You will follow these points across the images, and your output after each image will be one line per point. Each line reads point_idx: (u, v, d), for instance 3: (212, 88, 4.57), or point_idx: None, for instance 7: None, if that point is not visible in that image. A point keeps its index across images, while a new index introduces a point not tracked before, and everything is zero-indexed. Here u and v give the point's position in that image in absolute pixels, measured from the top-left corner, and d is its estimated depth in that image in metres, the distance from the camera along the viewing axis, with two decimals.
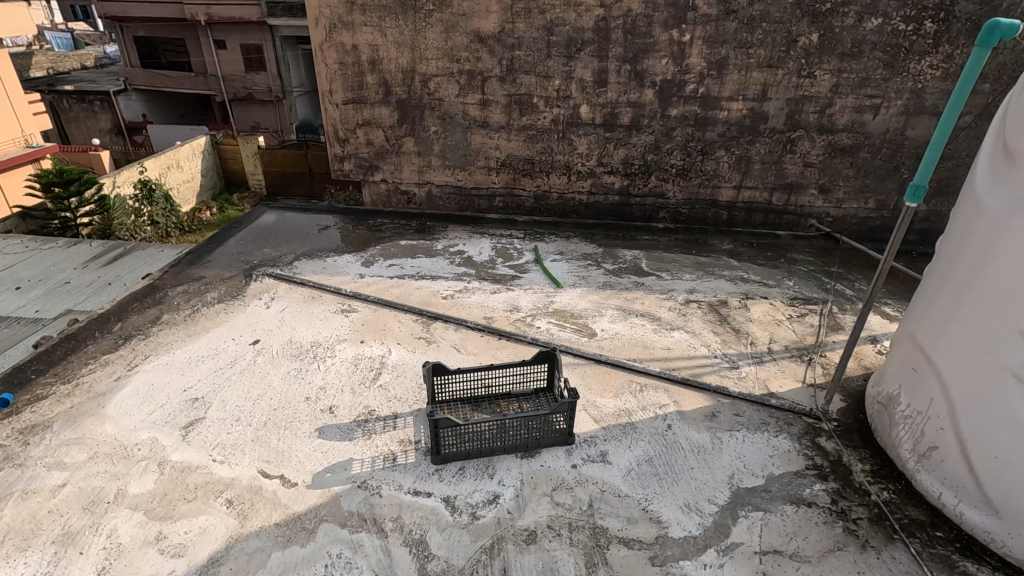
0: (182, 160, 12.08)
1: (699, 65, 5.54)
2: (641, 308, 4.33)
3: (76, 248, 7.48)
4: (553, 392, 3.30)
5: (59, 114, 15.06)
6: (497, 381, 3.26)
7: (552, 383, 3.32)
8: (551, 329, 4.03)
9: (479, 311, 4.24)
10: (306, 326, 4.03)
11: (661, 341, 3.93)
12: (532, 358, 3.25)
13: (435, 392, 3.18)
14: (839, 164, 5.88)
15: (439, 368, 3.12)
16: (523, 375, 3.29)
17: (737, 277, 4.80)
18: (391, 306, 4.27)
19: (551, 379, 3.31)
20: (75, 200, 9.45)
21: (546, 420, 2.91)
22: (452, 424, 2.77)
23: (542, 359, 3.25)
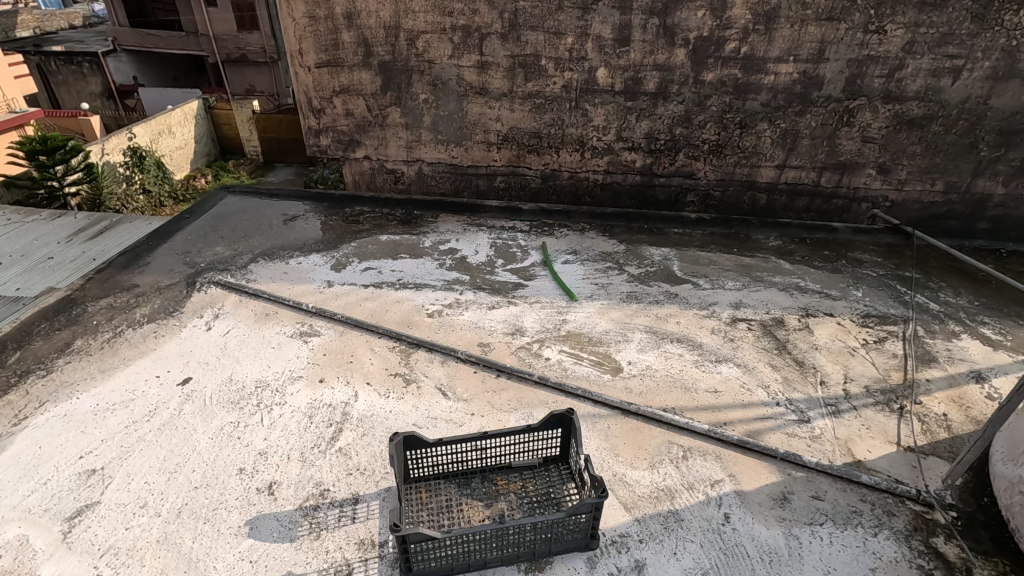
0: (174, 126, 11.02)
1: (743, 19, 4.49)
2: (673, 329, 3.45)
3: (61, 218, 5.81)
4: (568, 465, 2.48)
5: (46, 77, 14.14)
6: (495, 451, 2.44)
7: (568, 453, 2.49)
8: (562, 362, 3.16)
9: (471, 336, 3.37)
10: (253, 357, 3.19)
11: (704, 380, 3.06)
12: (541, 421, 2.42)
13: (408, 467, 2.38)
14: (904, 140, 4.84)
15: (412, 441, 2.30)
16: (530, 444, 2.46)
17: (792, 286, 3.88)
18: (362, 328, 3.42)
19: (567, 448, 2.48)
20: (62, 168, 8.34)
21: (562, 524, 2.08)
22: (427, 539, 1.95)
23: (556, 423, 2.43)
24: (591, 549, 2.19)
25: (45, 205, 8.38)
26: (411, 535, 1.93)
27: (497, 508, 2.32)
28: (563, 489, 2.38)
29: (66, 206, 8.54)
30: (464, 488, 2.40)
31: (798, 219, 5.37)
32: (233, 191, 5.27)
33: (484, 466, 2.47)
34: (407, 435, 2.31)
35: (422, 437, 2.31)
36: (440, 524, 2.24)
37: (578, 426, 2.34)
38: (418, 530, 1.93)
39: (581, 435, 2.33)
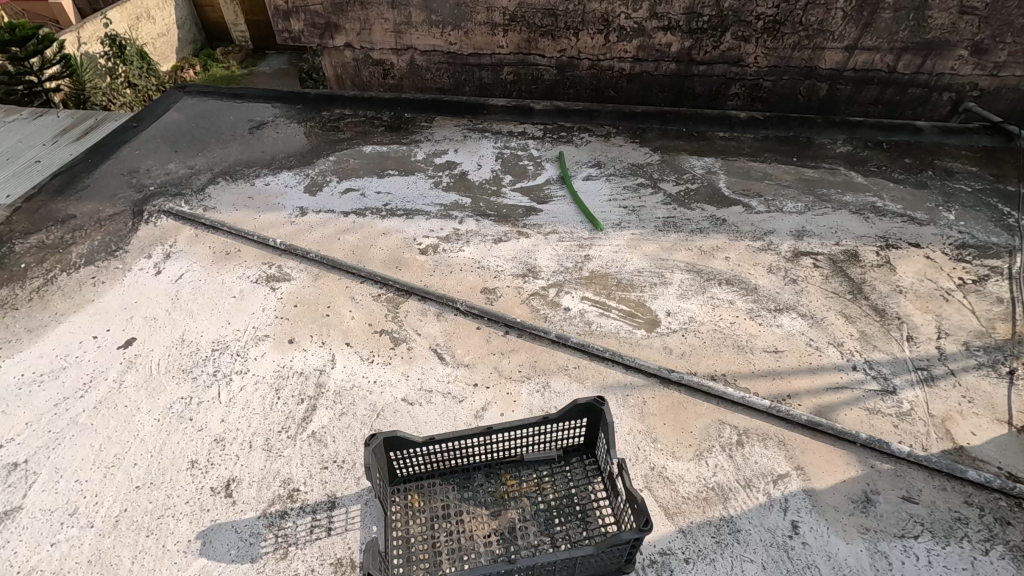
0: (152, 8, 9.76)
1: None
2: (720, 268, 2.81)
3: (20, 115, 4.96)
4: (595, 457, 1.99)
5: None
6: (503, 443, 1.95)
7: (595, 443, 1.99)
8: (585, 314, 2.58)
9: (473, 279, 2.76)
10: (210, 311, 2.63)
11: (760, 337, 2.48)
12: (561, 411, 1.89)
13: (392, 465, 1.91)
14: (1015, 9, 3.76)
15: (396, 440, 1.82)
16: (547, 435, 1.96)
17: (867, 208, 3.15)
18: (342, 269, 2.82)
19: (594, 438, 1.98)
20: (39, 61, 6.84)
21: (590, 556, 1.62)
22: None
23: (580, 411, 1.90)
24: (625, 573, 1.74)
25: (25, 105, 6.92)
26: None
27: (506, 518, 1.86)
28: (588, 491, 1.91)
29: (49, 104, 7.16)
30: (465, 489, 1.94)
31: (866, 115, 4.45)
32: (190, 91, 4.38)
33: (490, 460, 1.99)
34: (388, 433, 1.82)
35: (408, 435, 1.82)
36: (436, 542, 1.80)
37: (609, 421, 1.81)
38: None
39: (614, 432, 1.81)
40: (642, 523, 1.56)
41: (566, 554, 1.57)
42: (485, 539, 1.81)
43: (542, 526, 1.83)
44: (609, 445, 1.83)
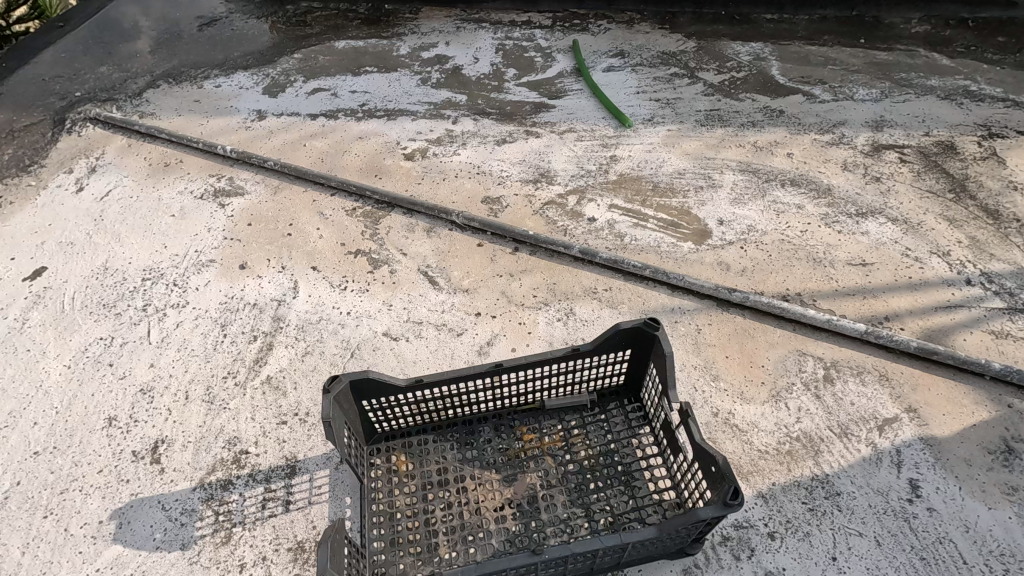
0: None
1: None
2: (782, 167, 2.23)
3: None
4: (642, 401, 1.49)
5: None
6: (519, 385, 1.45)
7: (641, 384, 1.48)
8: (615, 226, 2.03)
9: (472, 188, 2.20)
10: (141, 233, 2.09)
11: (841, 248, 1.93)
12: (597, 340, 1.37)
13: (368, 417, 1.42)
14: None
15: (367, 384, 1.31)
16: (578, 374, 1.45)
17: (959, 93, 2.54)
18: (307, 180, 2.25)
19: (640, 377, 1.47)
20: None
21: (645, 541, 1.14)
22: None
23: (623, 340, 1.38)
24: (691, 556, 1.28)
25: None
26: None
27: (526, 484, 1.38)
28: (635, 446, 1.42)
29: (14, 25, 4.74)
30: (469, 447, 1.45)
31: None
32: None
33: (501, 407, 1.50)
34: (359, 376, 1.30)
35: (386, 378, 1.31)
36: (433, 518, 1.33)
37: (665, 353, 1.29)
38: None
39: (672, 367, 1.29)
40: (723, 495, 1.06)
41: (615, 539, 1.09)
42: (497, 514, 1.33)
43: (574, 495, 1.35)
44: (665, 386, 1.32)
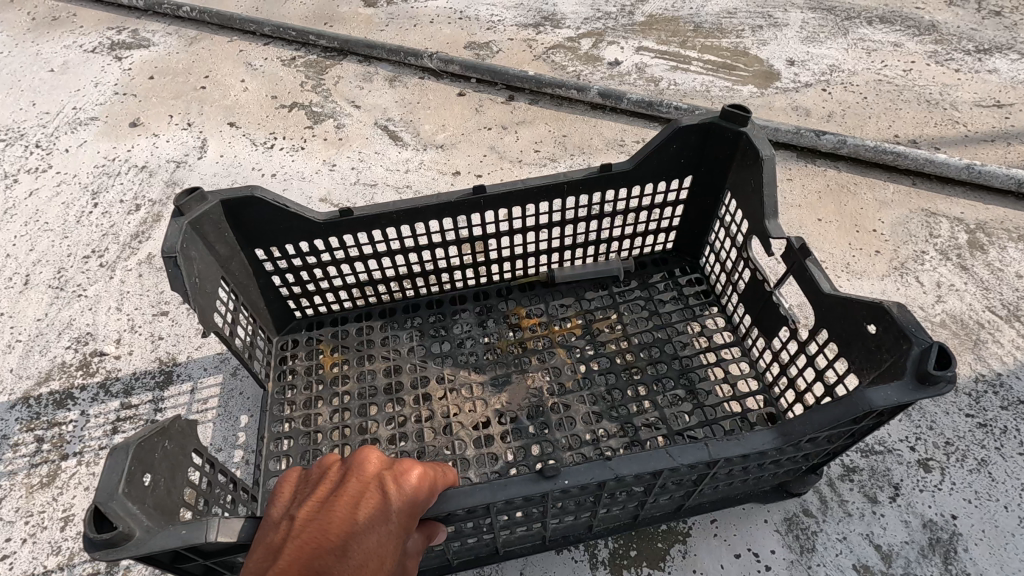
0: None
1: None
2: (865, 3, 1.67)
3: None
4: (705, 273, 1.00)
5: None
6: (516, 243, 0.94)
7: (705, 245, 1.00)
8: (646, 70, 1.49)
9: (452, 33, 1.65)
10: (5, 91, 1.55)
11: (964, 88, 1.38)
12: (642, 155, 0.88)
13: (273, 286, 0.90)
14: None
15: (270, 217, 0.82)
16: (609, 223, 0.95)
17: None
18: (233, 28, 1.69)
19: (703, 231, 0.99)
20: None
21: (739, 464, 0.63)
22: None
23: (684, 155, 0.90)
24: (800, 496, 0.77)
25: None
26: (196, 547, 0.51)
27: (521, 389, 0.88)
28: (696, 332, 0.92)
29: None
30: (436, 338, 0.94)
31: None
32: None
33: (488, 284, 0.99)
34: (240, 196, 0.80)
35: (282, 203, 0.80)
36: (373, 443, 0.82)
37: (759, 154, 0.80)
38: (224, 527, 0.50)
39: (772, 179, 0.79)
40: (911, 367, 0.56)
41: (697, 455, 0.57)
42: (478, 435, 0.83)
43: (603, 407, 0.85)
44: (755, 219, 0.82)
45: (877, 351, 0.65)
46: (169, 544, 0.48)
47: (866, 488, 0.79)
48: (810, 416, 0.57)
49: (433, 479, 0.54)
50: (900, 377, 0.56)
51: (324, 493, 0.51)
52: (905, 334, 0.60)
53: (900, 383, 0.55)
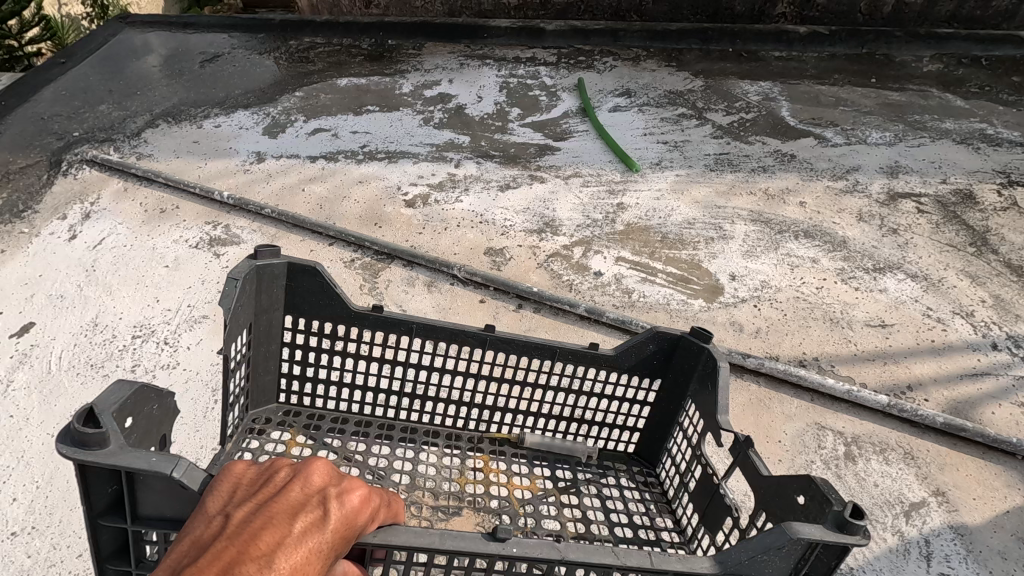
0: None
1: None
2: (795, 217, 2.15)
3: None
4: (662, 474, 1.42)
5: None
6: (510, 404, 1.42)
7: (665, 442, 1.41)
8: (622, 281, 1.95)
9: (474, 237, 2.13)
10: (134, 286, 2.03)
11: (860, 307, 1.84)
12: (624, 347, 1.36)
13: (279, 352, 1.41)
14: None
15: (305, 292, 1.36)
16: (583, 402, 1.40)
17: (976, 137, 2.48)
18: (305, 230, 2.18)
19: (668, 432, 1.40)
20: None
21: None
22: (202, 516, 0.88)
23: (663, 364, 1.36)
24: None
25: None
26: (147, 473, 0.85)
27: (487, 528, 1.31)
28: (646, 522, 1.32)
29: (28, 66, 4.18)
30: (407, 448, 1.41)
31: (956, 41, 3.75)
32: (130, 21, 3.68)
33: (463, 429, 1.47)
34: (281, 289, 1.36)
35: (330, 284, 1.35)
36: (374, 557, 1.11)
37: (717, 365, 1.25)
38: (186, 472, 0.85)
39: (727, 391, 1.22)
40: (833, 518, 0.87)
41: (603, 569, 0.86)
42: None
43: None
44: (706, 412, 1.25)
45: (806, 510, 0.97)
46: (136, 461, 0.84)
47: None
48: (765, 542, 0.86)
49: (357, 518, 0.82)
50: (825, 524, 0.87)
51: (259, 502, 0.77)
52: (825, 497, 0.93)
53: (830, 523, 0.87)
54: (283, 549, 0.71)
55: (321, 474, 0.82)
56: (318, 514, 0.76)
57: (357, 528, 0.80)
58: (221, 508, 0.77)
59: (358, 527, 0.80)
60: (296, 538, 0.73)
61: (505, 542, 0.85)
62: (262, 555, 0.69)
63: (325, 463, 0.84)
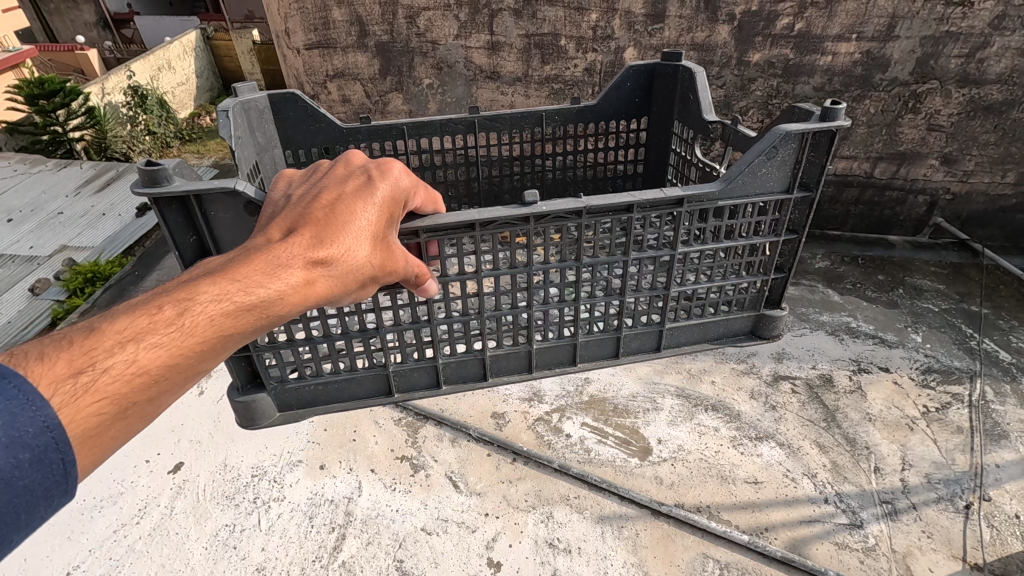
0: (173, 60, 10.21)
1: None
2: (707, 393, 3.11)
3: (66, 169, 6.04)
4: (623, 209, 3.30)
5: (40, 10, 13.69)
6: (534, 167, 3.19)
7: (663, 155, 3.15)
8: (584, 441, 2.87)
9: (484, 403, 3.08)
10: (249, 434, 2.93)
11: (742, 466, 2.74)
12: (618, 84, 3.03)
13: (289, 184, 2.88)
14: (977, 127, 4.23)
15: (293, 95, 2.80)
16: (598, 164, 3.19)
17: (842, 329, 3.56)
18: None
19: (665, 127, 3.07)
20: (64, 113, 7.56)
21: (586, 266, 1.79)
22: (245, 226, 1.59)
23: (643, 90, 3.06)
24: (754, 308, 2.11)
25: (50, 151, 7.61)
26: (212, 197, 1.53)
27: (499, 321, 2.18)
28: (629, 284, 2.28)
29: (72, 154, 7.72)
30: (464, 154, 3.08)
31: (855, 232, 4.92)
32: None
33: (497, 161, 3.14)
34: (269, 128, 2.79)
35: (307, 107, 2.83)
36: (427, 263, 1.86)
37: (695, 73, 2.76)
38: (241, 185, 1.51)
39: (703, 84, 2.73)
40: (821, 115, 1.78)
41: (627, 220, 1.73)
42: None
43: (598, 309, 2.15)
44: (700, 125, 2.73)
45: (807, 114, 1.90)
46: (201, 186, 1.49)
47: (680, 324, 2.05)
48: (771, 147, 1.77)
49: (397, 202, 1.45)
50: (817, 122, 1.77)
51: (308, 186, 1.41)
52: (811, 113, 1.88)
53: (812, 120, 1.81)
54: (338, 203, 1.33)
55: (362, 163, 1.50)
56: (358, 185, 1.39)
57: (394, 188, 1.44)
58: (283, 196, 1.41)
59: (393, 187, 1.44)
60: (351, 190, 1.37)
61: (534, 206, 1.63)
62: (333, 199, 1.33)
63: (362, 157, 1.53)
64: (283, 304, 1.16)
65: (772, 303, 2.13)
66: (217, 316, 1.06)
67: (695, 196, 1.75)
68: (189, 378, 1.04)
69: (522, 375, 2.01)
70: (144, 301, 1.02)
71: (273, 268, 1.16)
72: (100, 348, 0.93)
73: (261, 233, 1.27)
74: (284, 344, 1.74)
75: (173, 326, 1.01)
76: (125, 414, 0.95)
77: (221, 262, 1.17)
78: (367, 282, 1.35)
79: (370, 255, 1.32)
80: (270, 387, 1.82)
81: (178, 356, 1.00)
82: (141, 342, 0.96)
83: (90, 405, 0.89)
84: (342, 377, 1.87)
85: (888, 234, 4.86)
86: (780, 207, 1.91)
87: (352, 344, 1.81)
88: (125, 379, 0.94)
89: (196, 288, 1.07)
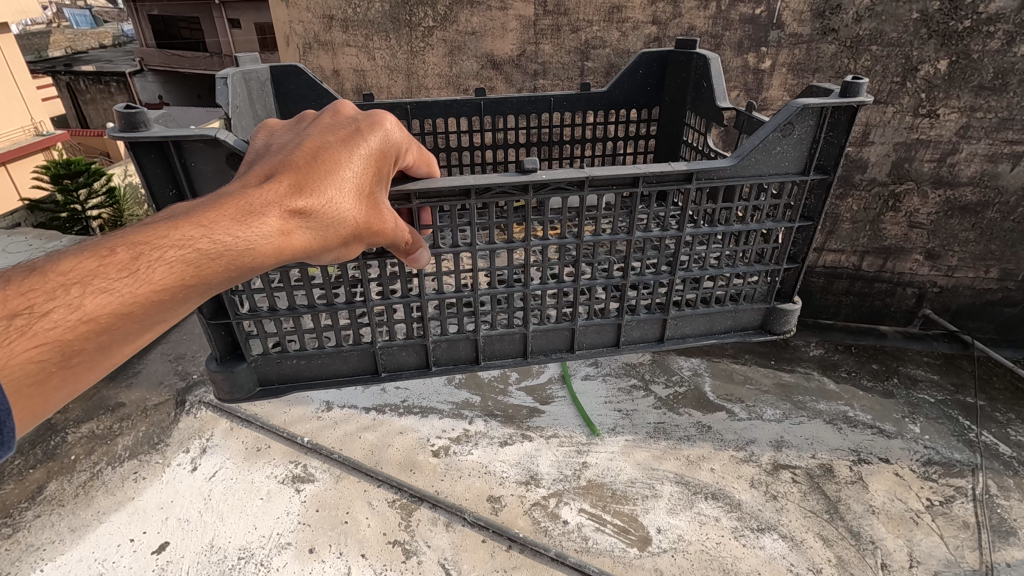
0: None
1: (739, 64, 4.14)
2: (707, 480, 3.07)
3: None
4: None
5: (77, 96, 14.74)
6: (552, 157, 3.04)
7: (677, 148, 2.97)
8: (582, 529, 2.80)
9: (480, 485, 3.02)
10: (239, 513, 2.87)
11: (745, 560, 2.65)
12: (629, 69, 2.86)
13: None
14: (956, 225, 4.47)
15: (292, 70, 2.63)
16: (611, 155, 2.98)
17: (839, 418, 3.57)
18: (362, 471, 3.09)
19: (679, 118, 2.89)
20: (85, 192, 7.85)
21: (588, 242, 1.61)
22: (227, 179, 1.39)
23: (656, 76, 2.90)
24: (770, 301, 1.88)
25: (67, 228, 7.88)
26: (190, 149, 1.36)
27: None
28: None
29: (87, 231, 8.00)
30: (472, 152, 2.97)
31: (846, 321, 5.03)
32: None
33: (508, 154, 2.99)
34: (271, 101, 2.65)
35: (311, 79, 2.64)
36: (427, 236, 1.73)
37: (708, 59, 2.56)
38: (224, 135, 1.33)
39: (717, 71, 2.57)
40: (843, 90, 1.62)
41: (631, 196, 1.58)
42: None
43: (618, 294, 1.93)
44: (712, 113, 2.58)
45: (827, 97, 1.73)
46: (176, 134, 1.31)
47: (685, 313, 1.82)
48: (785, 130, 1.61)
49: (386, 159, 1.26)
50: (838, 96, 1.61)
51: (293, 135, 1.25)
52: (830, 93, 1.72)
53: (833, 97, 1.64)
54: (322, 150, 1.15)
55: (354, 114, 1.32)
56: (344, 135, 1.21)
57: (384, 142, 1.25)
58: (263, 146, 1.26)
59: (387, 138, 1.25)
60: (338, 140, 1.19)
61: (532, 173, 1.45)
62: (317, 147, 1.16)
63: (353, 107, 1.34)
64: (256, 256, 1.00)
65: (784, 296, 1.89)
66: (176, 263, 0.91)
67: (704, 171, 1.59)
68: (146, 328, 0.90)
69: (515, 360, 1.78)
70: (100, 243, 0.89)
71: (245, 213, 0.99)
72: (42, 289, 0.81)
73: (238, 180, 1.11)
74: (265, 312, 1.53)
75: (126, 270, 0.87)
76: (69, 363, 0.83)
77: (189, 207, 1.02)
78: (351, 241, 1.17)
79: (353, 210, 1.14)
80: (251, 356, 1.60)
81: (131, 304, 0.86)
82: (89, 287, 0.83)
83: (28, 349, 0.78)
84: (327, 352, 1.64)
85: (880, 324, 4.98)
86: (796, 191, 1.73)
87: (337, 317, 1.60)
88: (69, 325, 0.81)
89: (157, 232, 0.92)
